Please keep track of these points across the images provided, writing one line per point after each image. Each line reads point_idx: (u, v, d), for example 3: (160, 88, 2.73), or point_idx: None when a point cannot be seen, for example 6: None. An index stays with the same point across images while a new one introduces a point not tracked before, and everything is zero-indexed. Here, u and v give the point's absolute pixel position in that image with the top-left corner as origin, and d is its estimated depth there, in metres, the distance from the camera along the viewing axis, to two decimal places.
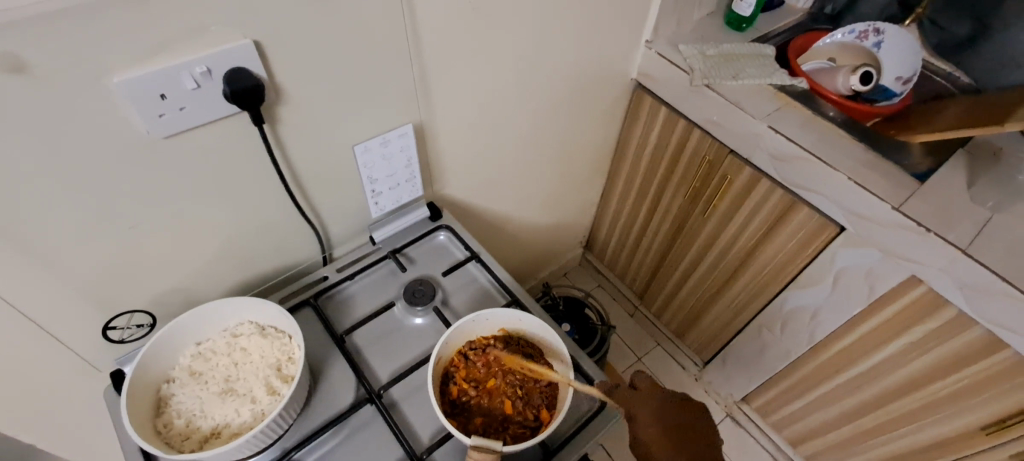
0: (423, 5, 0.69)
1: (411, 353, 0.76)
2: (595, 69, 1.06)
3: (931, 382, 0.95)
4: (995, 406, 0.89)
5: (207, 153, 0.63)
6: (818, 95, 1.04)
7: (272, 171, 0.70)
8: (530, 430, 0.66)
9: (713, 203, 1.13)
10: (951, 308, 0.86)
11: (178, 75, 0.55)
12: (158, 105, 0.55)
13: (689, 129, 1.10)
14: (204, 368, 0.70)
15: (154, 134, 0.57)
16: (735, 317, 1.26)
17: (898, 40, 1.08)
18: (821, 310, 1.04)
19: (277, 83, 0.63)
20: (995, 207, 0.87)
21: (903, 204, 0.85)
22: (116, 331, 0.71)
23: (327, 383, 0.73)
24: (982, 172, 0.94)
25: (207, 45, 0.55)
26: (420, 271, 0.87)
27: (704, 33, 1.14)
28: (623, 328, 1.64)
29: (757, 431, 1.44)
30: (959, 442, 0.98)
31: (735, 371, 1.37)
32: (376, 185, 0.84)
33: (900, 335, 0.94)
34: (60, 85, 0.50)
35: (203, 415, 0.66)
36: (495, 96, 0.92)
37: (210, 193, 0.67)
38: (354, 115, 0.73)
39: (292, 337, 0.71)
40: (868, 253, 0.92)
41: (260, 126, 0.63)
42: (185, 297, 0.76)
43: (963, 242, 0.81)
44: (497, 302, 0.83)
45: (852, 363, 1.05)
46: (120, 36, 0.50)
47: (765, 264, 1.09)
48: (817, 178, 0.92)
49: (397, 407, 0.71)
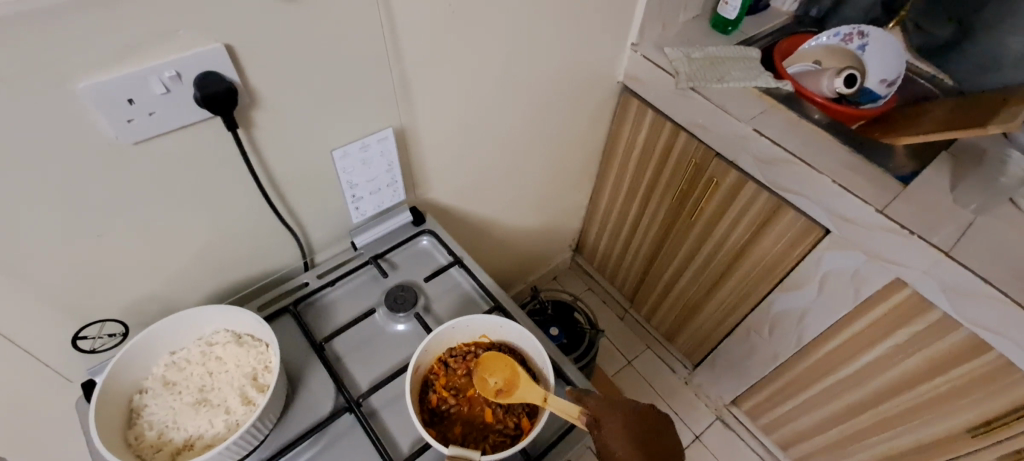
0: (401, 8, 0.68)
1: (392, 361, 0.75)
2: (580, 72, 1.06)
3: (918, 384, 0.95)
4: (981, 408, 0.89)
5: (179, 159, 0.62)
6: (803, 98, 1.04)
7: (248, 176, 0.69)
8: (511, 438, 0.66)
9: (700, 206, 1.13)
10: (935, 310, 0.86)
11: (146, 79, 0.54)
12: (126, 110, 0.54)
13: (675, 132, 1.10)
14: (178, 378, 0.69)
15: (123, 140, 0.56)
16: (724, 319, 1.25)
17: (882, 43, 1.09)
18: (808, 312, 1.04)
19: (252, 88, 0.62)
20: (978, 209, 0.88)
21: (886, 206, 0.85)
22: (87, 341, 0.70)
23: (306, 392, 0.72)
24: (965, 173, 0.94)
25: (177, 49, 0.54)
26: (402, 276, 0.86)
27: (689, 36, 1.14)
28: (613, 331, 1.64)
29: (748, 433, 1.43)
30: (946, 443, 0.98)
31: (724, 374, 1.36)
32: (357, 190, 0.83)
33: (886, 337, 0.94)
34: (22, 90, 0.48)
35: (176, 427, 0.65)
36: (478, 99, 0.91)
37: (183, 199, 0.66)
38: (333, 119, 0.72)
39: (269, 346, 0.70)
40: (852, 255, 0.92)
41: (234, 131, 0.62)
42: (160, 305, 0.75)
43: (946, 245, 0.81)
44: (480, 308, 0.82)
45: (839, 366, 1.05)
46: (85, 40, 0.49)
47: (752, 266, 1.09)
48: (801, 181, 0.92)
49: (377, 415, 0.70)
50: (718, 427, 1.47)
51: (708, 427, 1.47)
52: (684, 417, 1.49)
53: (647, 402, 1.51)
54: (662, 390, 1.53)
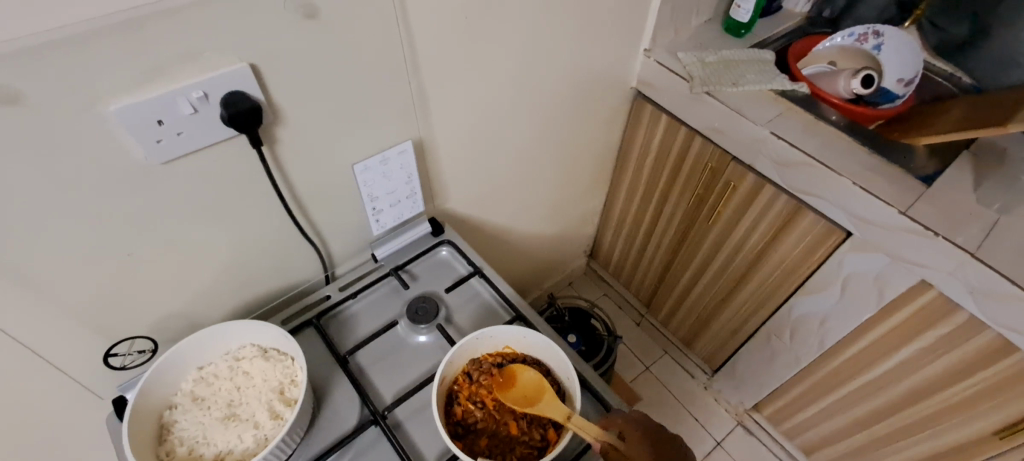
0: (418, 22, 0.69)
1: (415, 372, 0.75)
2: (594, 78, 1.06)
3: (944, 388, 0.93)
4: (1008, 411, 0.87)
5: (205, 177, 0.63)
6: (819, 100, 1.03)
7: (272, 192, 0.70)
8: (537, 450, 0.66)
9: (717, 210, 1.12)
10: (962, 312, 0.84)
11: (175, 100, 0.55)
12: (155, 131, 0.55)
13: (690, 136, 1.10)
14: (207, 393, 0.69)
15: (152, 161, 0.57)
16: (744, 323, 1.24)
17: (897, 42, 1.08)
18: (830, 316, 1.03)
19: (274, 105, 0.63)
20: (1003, 209, 0.86)
21: (909, 208, 0.84)
22: (117, 357, 0.71)
23: (331, 405, 0.72)
24: (988, 173, 0.93)
25: (203, 71, 0.55)
26: (422, 287, 0.87)
27: (702, 40, 1.13)
28: (630, 336, 1.63)
29: (769, 439, 1.41)
30: (975, 447, 0.96)
31: (745, 379, 1.35)
32: (377, 202, 0.84)
33: (911, 340, 0.93)
34: (55, 115, 0.49)
35: (206, 442, 0.66)
36: (493, 110, 0.92)
37: (209, 216, 0.67)
38: (352, 134, 0.73)
39: (294, 359, 0.70)
40: (875, 258, 0.90)
41: (258, 148, 0.63)
42: (186, 320, 0.75)
43: (972, 246, 0.80)
44: (501, 318, 0.82)
45: (863, 370, 1.04)
46: (115, 65, 0.50)
47: (772, 270, 1.08)
48: (820, 183, 0.91)
49: (402, 427, 0.70)
50: (739, 433, 1.45)
51: (729, 433, 1.45)
52: (704, 423, 1.47)
53: (666, 408, 1.50)
54: (681, 396, 1.52)
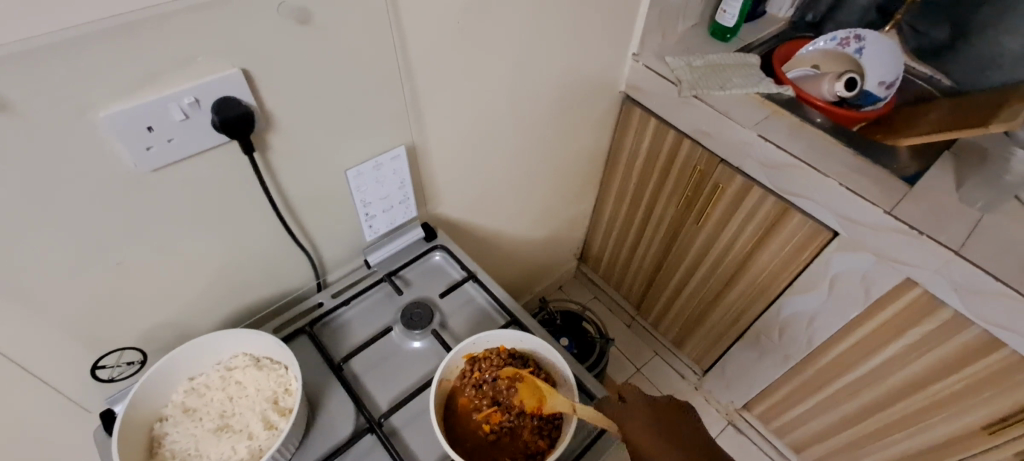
0: (411, 27, 0.69)
1: (411, 378, 0.75)
2: (584, 82, 1.06)
3: (930, 384, 0.95)
4: (993, 405, 0.90)
5: (196, 184, 0.62)
6: (804, 103, 1.05)
7: (263, 199, 0.69)
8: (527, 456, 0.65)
9: (706, 212, 1.13)
10: (947, 309, 0.86)
11: (165, 106, 0.54)
12: (145, 138, 0.54)
13: (679, 139, 1.11)
14: (198, 404, 0.68)
15: (142, 168, 0.56)
16: (733, 324, 1.25)
17: (878, 46, 1.10)
18: (818, 315, 1.05)
19: (267, 111, 0.62)
20: (984, 208, 0.88)
21: (894, 207, 0.86)
22: (105, 370, 0.69)
23: (326, 413, 0.71)
24: (969, 173, 0.95)
25: (193, 77, 0.54)
26: (417, 293, 0.86)
27: (688, 44, 1.15)
28: (621, 339, 1.64)
29: (760, 437, 1.43)
30: (961, 441, 0.98)
31: (735, 378, 1.36)
32: (370, 208, 0.83)
33: (897, 337, 0.95)
34: (44, 123, 0.48)
35: (199, 454, 0.65)
36: (484, 114, 0.92)
37: (201, 223, 0.66)
38: (345, 140, 0.73)
39: (288, 368, 0.69)
40: (863, 258, 0.92)
41: (250, 154, 0.62)
42: (175, 331, 0.74)
43: (956, 244, 0.82)
44: (495, 323, 0.82)
45: (851, 367, 1.05)
46: (106, 71, 0.49)
47: (760, 271, 1.10)
48: (807, 184, 0.93)
49: (398, 434, 0.70)
50: (730, 431, 1.48)
51: (720, 433, 1.47)
52: None
53: None
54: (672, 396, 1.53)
